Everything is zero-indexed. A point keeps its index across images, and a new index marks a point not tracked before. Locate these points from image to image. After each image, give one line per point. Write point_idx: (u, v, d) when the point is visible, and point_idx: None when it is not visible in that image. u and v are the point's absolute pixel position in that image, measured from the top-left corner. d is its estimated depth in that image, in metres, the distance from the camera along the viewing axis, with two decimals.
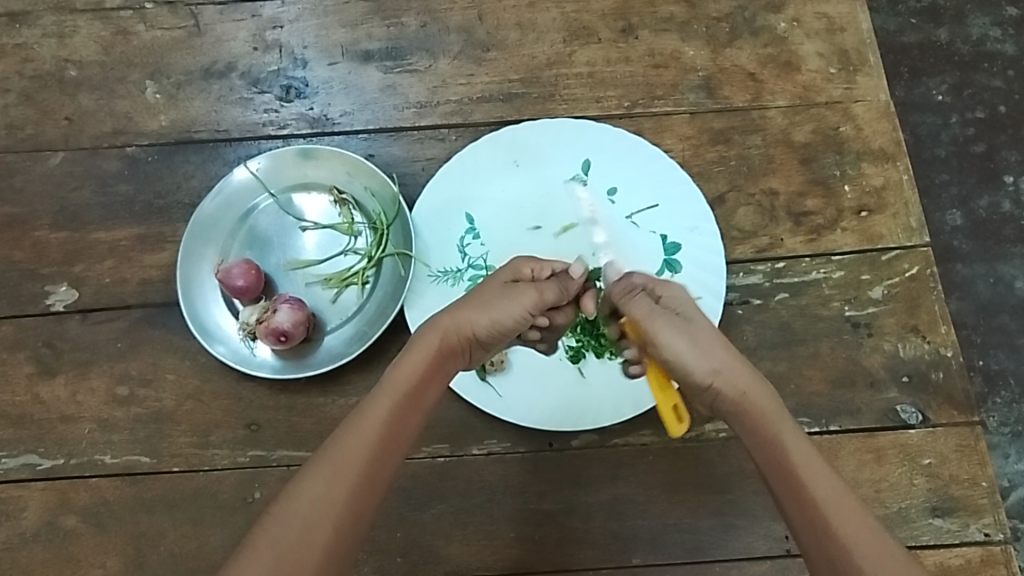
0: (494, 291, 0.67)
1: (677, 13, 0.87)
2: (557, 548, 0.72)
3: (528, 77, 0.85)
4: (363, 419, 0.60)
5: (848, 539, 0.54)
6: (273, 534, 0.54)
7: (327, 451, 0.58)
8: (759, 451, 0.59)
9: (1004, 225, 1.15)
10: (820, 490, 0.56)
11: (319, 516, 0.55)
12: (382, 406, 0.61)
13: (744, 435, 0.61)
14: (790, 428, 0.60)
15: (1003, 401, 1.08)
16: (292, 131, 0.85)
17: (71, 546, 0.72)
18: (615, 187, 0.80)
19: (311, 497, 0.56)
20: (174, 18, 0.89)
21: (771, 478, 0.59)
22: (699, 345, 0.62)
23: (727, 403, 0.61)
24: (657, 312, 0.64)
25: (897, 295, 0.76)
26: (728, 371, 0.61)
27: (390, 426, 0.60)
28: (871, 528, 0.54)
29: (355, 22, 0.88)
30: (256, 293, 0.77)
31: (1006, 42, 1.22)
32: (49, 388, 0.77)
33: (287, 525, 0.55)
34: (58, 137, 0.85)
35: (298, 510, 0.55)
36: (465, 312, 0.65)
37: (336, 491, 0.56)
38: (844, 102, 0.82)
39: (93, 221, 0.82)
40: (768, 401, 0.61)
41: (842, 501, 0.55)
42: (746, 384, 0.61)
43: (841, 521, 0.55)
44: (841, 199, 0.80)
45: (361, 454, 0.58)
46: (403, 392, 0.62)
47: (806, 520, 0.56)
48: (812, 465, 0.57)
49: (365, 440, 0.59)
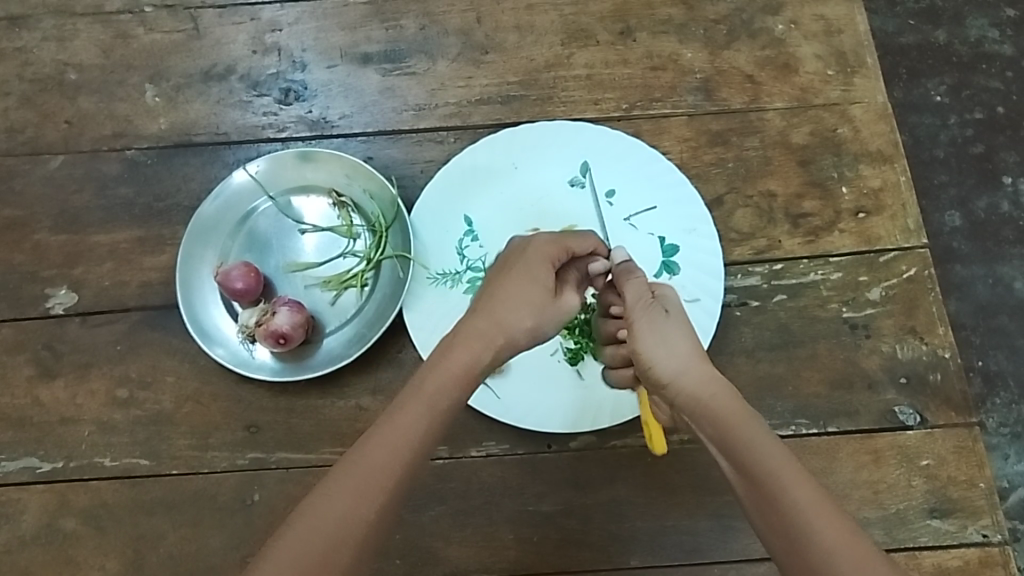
0: (536, 291, 0.67)
1: (675, 15, 0.87)
2: (555, 549, 0.72)
3: (526, 79, 0.85)
4: (395, 428, 0.57)
5: (825, 542, 0.51)
6: (293, 551, 0.51)
7: (355, 460, 0.56)
8: (728, 454, 0.58)
9: (1003, 226, 1.15)
10: (796, 493, 0.54)
11: (344, 532, 0.53)
12: (415, 415, 0.59)
13: (716, 444, 0.60)
14: (762, 431, 0.58)
15: (1002, 402, 1.08)
16: (292, 133, 0.85)
17: (70, 548, 0.73)
18: (613, 189, 0.80)
19: (338, 512, 0.53)
20: (173, 20, 0.89)
21: (743, 479, 0.57)
22: (669, 349, 0.65)
23: (691, 408, 0.62)
24: (641, 304, 0.68)
25: (895, 297, 0.76)
26: (694, 376, 0.63)
27: (422, 437, 0.58)
28: (852, 532, 0.52)
29: (354, 24, 0.88)
30: (256, 295, 0.77)
31: (1004, 44, 1.23)
32: (49, 391, 0.77)
33: (311, 543, 0.52)
34: (57, 140, 0.85)
35: (320, 527, 0.52)
36: (521, 319, 0.66)
37: (364, 505, 0.54)
38: (841, 103, 0.83)
39: (93, 223, 0.82)
40: (734, 406, 0.60)
41: (821, 506, 0.53)
42: (705, 391, 0.62)
43: (819, 525, 0.52)
44: (839, 200, 0.80)
45: (393, 465, 0.56)
46: (434, 402, 0.60)
47: (781, 524, 0.54)
48: (787, 468, 0.56)
49: (397, 452, 0.56)
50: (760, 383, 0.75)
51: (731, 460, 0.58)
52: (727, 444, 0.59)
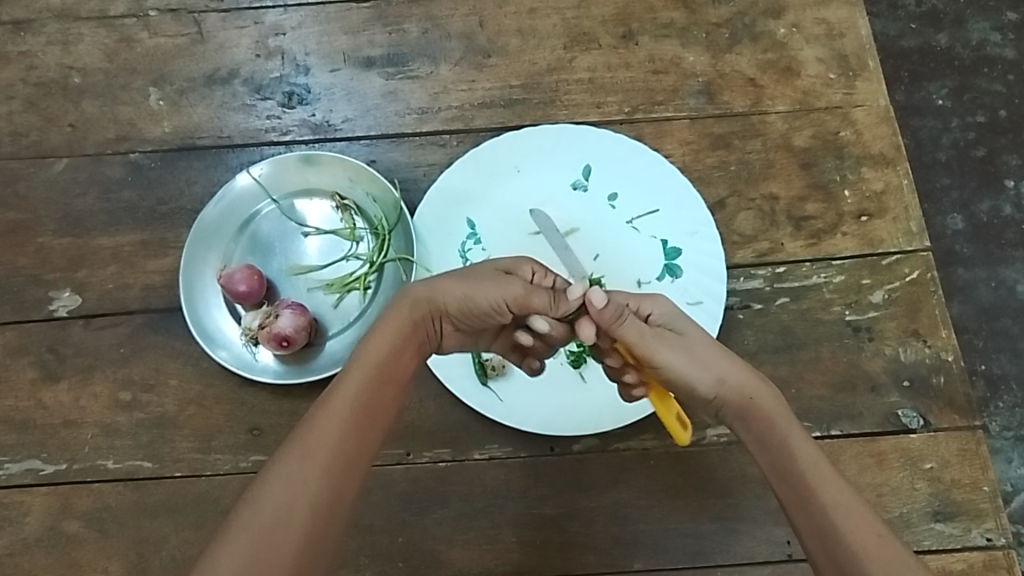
0: (484, 272, 0.69)
1: (677, 19, 0.87)
2: (558, 553, 0.72)
3: (528, 83, 0.86)
4: (336, 398, 0.61)
5: (853, 540, 0.55)
6: (245, 519, 0.56)
7: (302, 432, 0.60)
8: (767, 456, 0.61)
9: (1004, 229, 1.15)
10: (830, 496, 0.57)
11: (290, 502, 0.56)
12: (355, 383, 0.62)
13: (751, 439, 0.63)
14: (796, 432, 0.61)
15: (1005, 405, 1.08)
16: (294, 137, 0.85)
17: (72, 550, 0.72)
18: (615, 192, 0.80)
19: (284, 479, 0.57)
20: (177, 24, 0.89)
21: (777, 479, 0.60)
22: (700, 353, 0.65)
23: (731, 409, 0.64)
24: (648, 335, 0.65)
25: (898, 299, 0.76)
26: (731, 374, 0.63)
27: (363, 403, 0.62)
28: (880, 531, 0.55)
29: (357, 29, 0.89)
30: (259, 297, 0.77)
31: (1006, 47, 1.23)
32: (52, 393, 0.77)
33: (260, 508, 0.56)
34: (61, 144, 0.85)
35: (270, 495, 0.57)
36: (442, 283, 0.67)
37: (310, 474, 0.58)
38: (844, 107, 0.83)
39: (96, 227, 0.82)
40: (772, 404, 0.62)
41: (852, 507, 0.56)
42: (739, 386, 0.63)
43: (847, 522, 0.56)
44: (841, 203, 0.80)
45: (334, 432, 0.60)
46: (373, 368, 0.63)
47: (813, 524, 0.57)
48: (820, 470, 0.59)
49: (338, 420, 0.60)
50: None
51: (767, 459, 0.61)
52: (766, 446, 0.62)
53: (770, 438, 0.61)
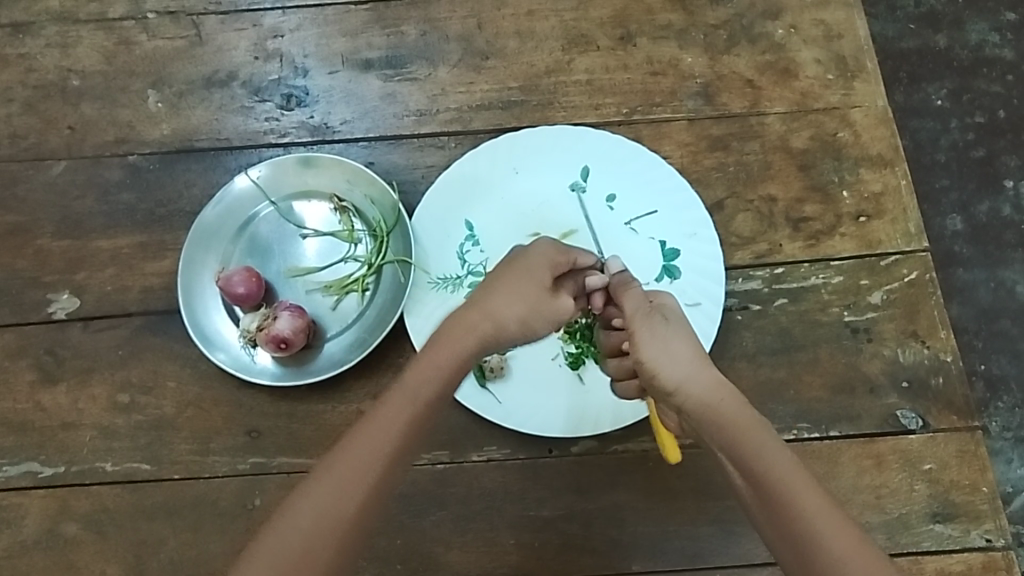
0: (532, 288, 0.69)
1: (675, 20, 0.87)
2: (557, 555, 0.72)
3: (527, 85, 0.86)
4: (373, 428, 0.61)
5: (835, 551, 0.54)
6: (271, 549, 0.57)
7: (334, 460, 0.60)
8: (740, 464, 0.59)
9: (1004, 230, 1.15)
10: (810, 503, 0.56)
11: (319, 533, 0.57)
12: (394, 414, 0.62)
13: (721, 447, 0.61)
14: (771, 442, 0.59)
15: (1005, 406, 1.08)
16: (292, 139, 0.85)
17: (72, 553, 0.73)
18: (614, 194, 0.80)
19: (314, 512, 0.58)
20: (175, 27, 0.90)
21: (753, 488, 0.58)
22: (678, 350, 0.65)
23: (697, 413, 0.62)
24: (639, 311, 0.69)
25: (897, 301, 0.76)
26: (701, 380, 0.63)
27: (402, 436, 0.61)
28: (861, 539, 0.55)
29: (355, 31, 0.89)
30: (257, 299, 0.77)
31: (1005, 47, 1.23)
32: (50, 396, 0.77)
33: (286, 539, 0.57)
34: (60, 146, 0.85)
35: (297, 526, 0.57)
36: (501, 309, 0.67)
37: (342, 507, 0.58)
38: (841, 108, 0.83)
39: (95, 229, 0.83)
40: (746, 416, 0.61)
41: (828, 516, 0.56)
42: (708, 390, 0.62)
43: (830, 535, 0.55)
44: (839, 205, 0.80)
45: (370, 466, 0.59)
46: (415, 399, 0.62)
47: (789, 533, 0.56)
48: (795, 477, 0.57)
49: (375, 453, 0.60)
50: (761, 388, 0.75)
51: (740, 468, 0.59)
52: (738, 454, 0.59)
53: (742, 447, 0.59)
